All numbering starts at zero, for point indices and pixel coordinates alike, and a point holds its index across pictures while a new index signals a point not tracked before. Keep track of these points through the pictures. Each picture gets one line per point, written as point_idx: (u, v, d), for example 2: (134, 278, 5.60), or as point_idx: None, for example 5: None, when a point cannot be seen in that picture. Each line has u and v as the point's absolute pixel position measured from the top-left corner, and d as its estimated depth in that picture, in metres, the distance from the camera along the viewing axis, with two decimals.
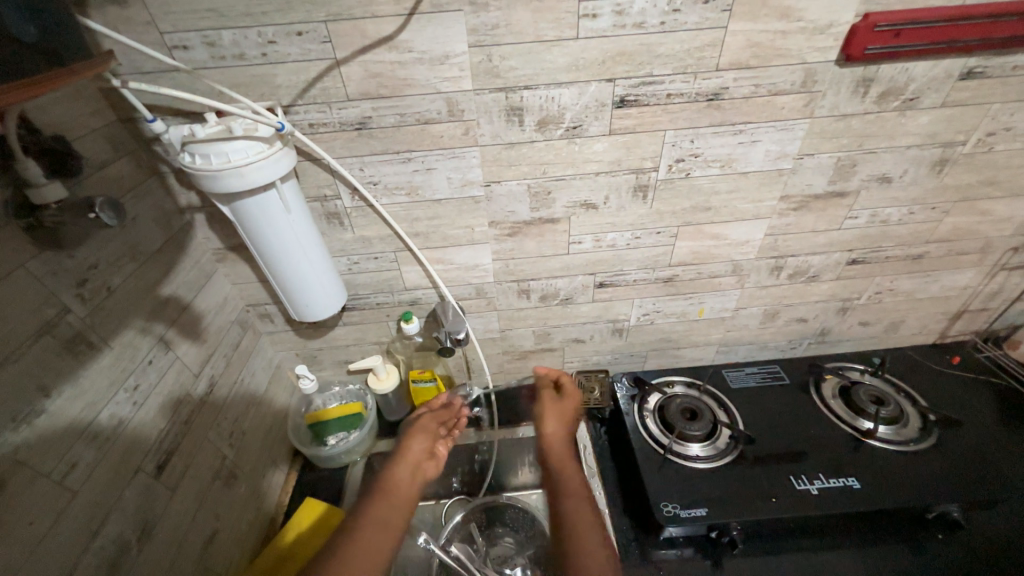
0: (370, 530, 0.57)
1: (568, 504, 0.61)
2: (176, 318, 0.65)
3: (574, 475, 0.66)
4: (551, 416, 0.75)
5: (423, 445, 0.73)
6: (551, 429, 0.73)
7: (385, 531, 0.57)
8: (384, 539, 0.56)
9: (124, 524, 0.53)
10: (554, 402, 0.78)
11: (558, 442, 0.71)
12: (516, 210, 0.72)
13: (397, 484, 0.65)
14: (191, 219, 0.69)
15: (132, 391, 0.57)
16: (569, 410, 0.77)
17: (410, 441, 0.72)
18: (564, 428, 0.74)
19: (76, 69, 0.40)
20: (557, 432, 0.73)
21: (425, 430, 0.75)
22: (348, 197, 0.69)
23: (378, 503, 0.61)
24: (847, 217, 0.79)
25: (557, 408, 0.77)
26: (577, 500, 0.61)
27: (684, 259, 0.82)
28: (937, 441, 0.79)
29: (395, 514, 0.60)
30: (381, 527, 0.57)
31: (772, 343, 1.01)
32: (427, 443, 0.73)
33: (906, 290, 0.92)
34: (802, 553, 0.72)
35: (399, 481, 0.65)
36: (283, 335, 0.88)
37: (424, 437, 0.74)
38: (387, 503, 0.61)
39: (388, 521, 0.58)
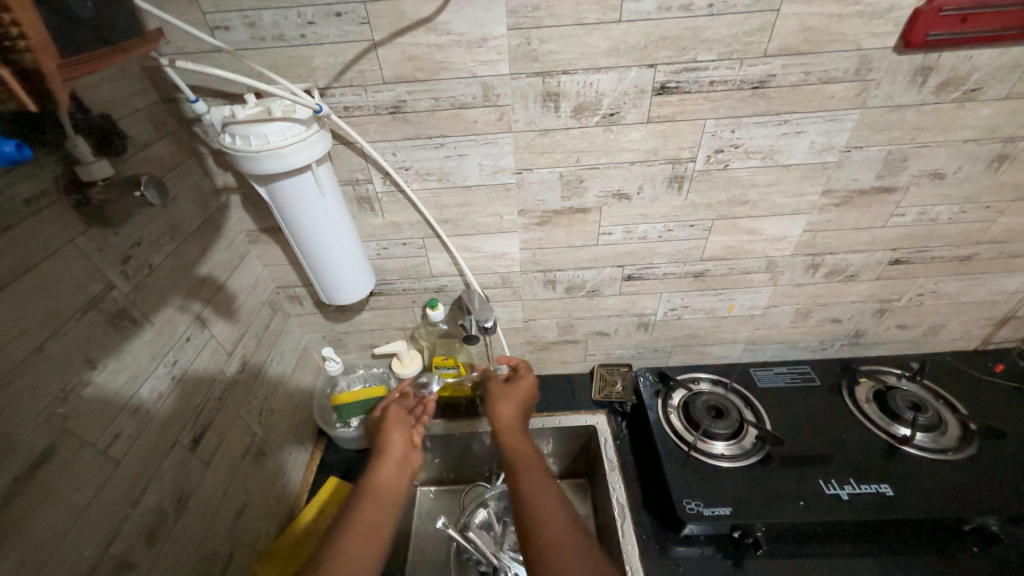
0: (357, 530, 0.56)
1: (523, 478, 0.59)
2: (211, 297, 0.67)
3: (531, 454, 0.64)
4: (506, 400, 0.73)
5: (403, 438, 0.71)
6: (501, 413, 0.72)
7: (375, 530, 0.57)
8: (373, 541, 0.56)
9: (161, 495, 0.55)
10: (503, 385, 0.76)
11: (512, 427, 0.70)
12: (547, 199, 0.71)
13: (383, 485, 0.64)
14: (226, 200, 0.71)
15: (170, 366, 0.59)
16: (520, 394, 0.75)
17: (389, 436, 0.71)
18: (517, 409, 0.73)
19: (124, 48, 0.41)
20: (509, 416, 0.71)
21: (400, 420, 0.73)
22: (380, 182, 0.69)
23: (366, 504, 0.60)
24: (893, 214, 0.75)
25: (505, 392, 0.75)
26: (533, 473, 0.59)
27: (717, 254, 0.80)
28: (978, 451, 0.76)
29: (383, 518, 0.59)
30: (371, 528, 0.57)
31: (802, 343, 0.98)
32: (407, 434, 0.72)
33: (950, 293, 0.88)
34: (827, 557, 0.71)
35: (388, 479, 0.65)
36: (310, 317, 0.89)
37: (402, 428, 0.72)
38: (375, 502, 0.61)
39: (376, 524, 0.58)
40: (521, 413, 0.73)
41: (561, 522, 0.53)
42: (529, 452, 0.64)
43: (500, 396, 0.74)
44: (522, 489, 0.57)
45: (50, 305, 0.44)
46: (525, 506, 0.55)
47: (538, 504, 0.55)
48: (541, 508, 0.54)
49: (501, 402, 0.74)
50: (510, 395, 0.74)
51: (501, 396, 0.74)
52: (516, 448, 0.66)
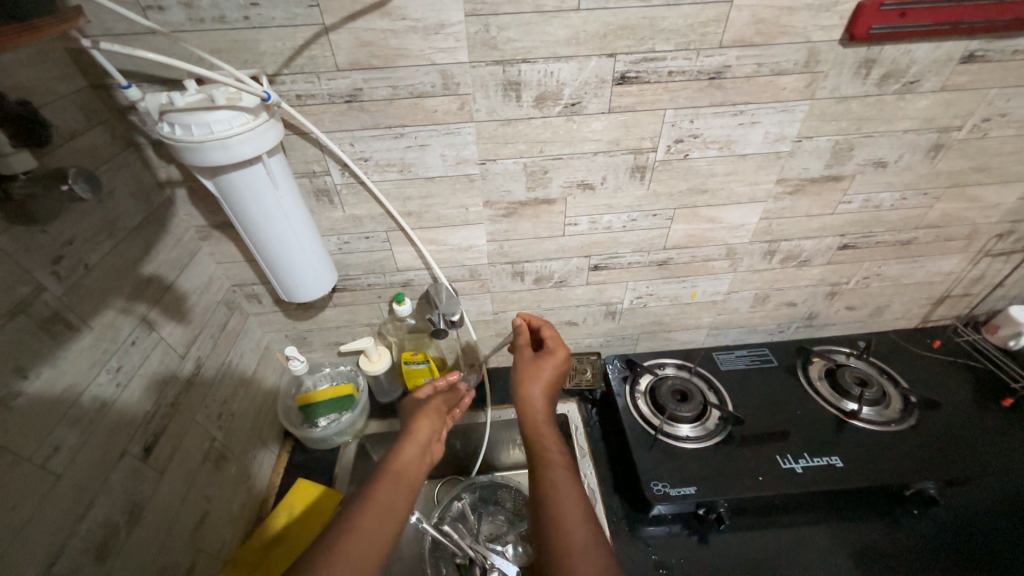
0: (372, 514, 0.55)
1: (552, 477, 0.60)
2: (159, 298, 0.63)
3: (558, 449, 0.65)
4: (532, 381, 0.71)
5: (429, 426, 0.70)
6: (530, 397, 0.70)
7: (392, 511, 0.57)
8: (389, 522, 0.55)
9: (111, 508, 0.52)
10: (532, 365, 0.72)
11: (541, 412, 0.69)
12: (512, 190, 0.71)
13: (403, 466, 0.63)
14: (171, 194, 0.66)
15: (114, 373, 0.55)
16: (547, 374, 0.71)
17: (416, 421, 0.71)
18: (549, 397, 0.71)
19: (36, 26, 0.37)
20: (543, 400, 0.69)
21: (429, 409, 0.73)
22: (338, 174, 0.66)
23: (385, 485, 0.60)
24: (842, 201, 0.79)
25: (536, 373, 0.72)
26: (561, 474, 0.60)
27: (679, 242, 0.82)
28: (917, 421, 0.81)
29: (400, 497, 0.59)
30: (387, 507, 0.57)
31: (761, 327, 1.02)
32: (434, 424, 0.71)
33: (893, 275, 0.94)
34: (784, 527, 0.75)
35: (408, 460, 0.64)
36: (271, 316, 0.86)
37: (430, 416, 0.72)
38: (395, 486, 0.60)
39: (394, 504, 0.58)
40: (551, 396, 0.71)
41: (584, 533, 0.54)
42: (559, 450, 0.64)
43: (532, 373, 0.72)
44: (550, 492, 0.58)
45: None
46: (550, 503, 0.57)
47: (564, 512, 0.56)
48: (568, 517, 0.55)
49: (529, 382, 0.71)
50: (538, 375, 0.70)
51: (527, 374, 0.71)
52: (544, 440, 0.66)
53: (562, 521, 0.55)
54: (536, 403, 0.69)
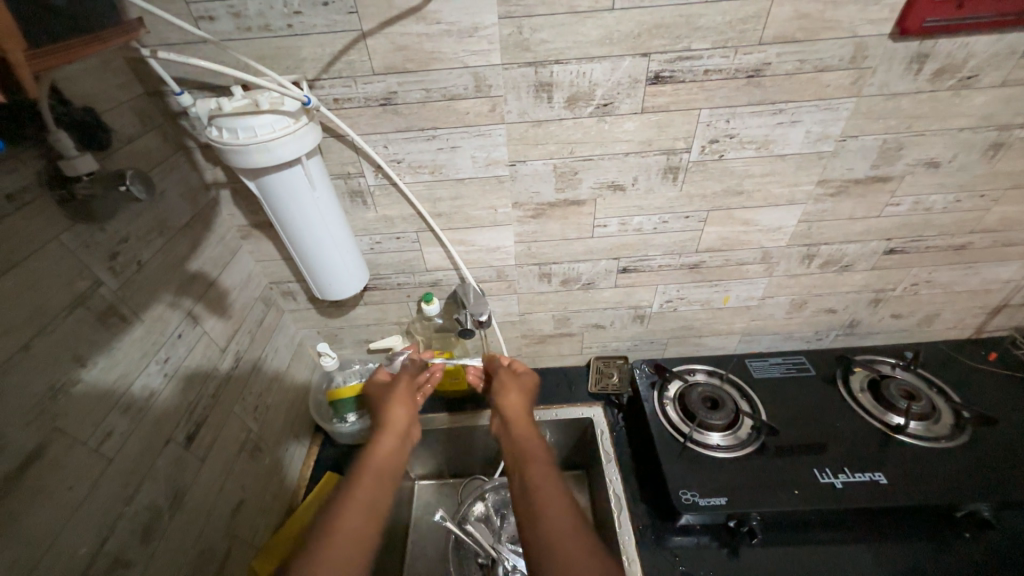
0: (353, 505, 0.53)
1: (531, 468, 0.57)
2: (203, 293, 0.66)
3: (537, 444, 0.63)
4: (513, 391, 0.73)
5: (402, 416, 0.70)
6: (509, 402, 0.71)
7: (373, 503, 0.55)
8: (371, 518, 0.53)
9: (155, 492, 0.55)
10: (511, 377, 0.77)
11: (519, 412, 0.69)
12: (542, 191, 0.70)
13: (381, 459, 0.62)
14: (216, 194, 0.70)
15: (162, 364, 0.58)
16: (524, 388, 0.75)
17: (391, 412, 0.70)
18: (524, 401, 0.72)
19: (100, 39, 0.39)
20: (521, 405, 0.71)
21: (402, 399, 0.73)
22: (372, 175, 0.68)
23: (364, 478, 0.58)
24: (888, 203, 0.75)
25: (515, 383, 0.75)
26: (537, 464, 0.58)
27: (712, 245, 0.80)
28: (971, 438, 0.76)
29: (382, 492, 0.57)
30: (368, 501, 0.55)
31: (798, 334, 0.98)
32: (407, 412, 0.71)
33: (944, 282, 0.88)
34: (821, 544, 0.72)
35: (387, 453, 0.63)
36: (305, 313, 0.88)
37: (404, 406, 0.72)
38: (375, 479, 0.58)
39: (374, 498, 0.56)
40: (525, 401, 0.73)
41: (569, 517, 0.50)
42: (538, 443, 0.63)
43: (505, 385, 0.75)
44: (530, 477, 0.56)
45: (35, 303, 0.44)
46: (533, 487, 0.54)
47: (546, 497, 0.52)
48: (547, 500, 0.52)
49: (505, 393, 0.74)
50: (517, 386, 0.74)
51: (511, 386, 0.74)
52: (521, 436, 0.65)
53: (543, 504, 0.51)
54: (515, 406, 0.71)
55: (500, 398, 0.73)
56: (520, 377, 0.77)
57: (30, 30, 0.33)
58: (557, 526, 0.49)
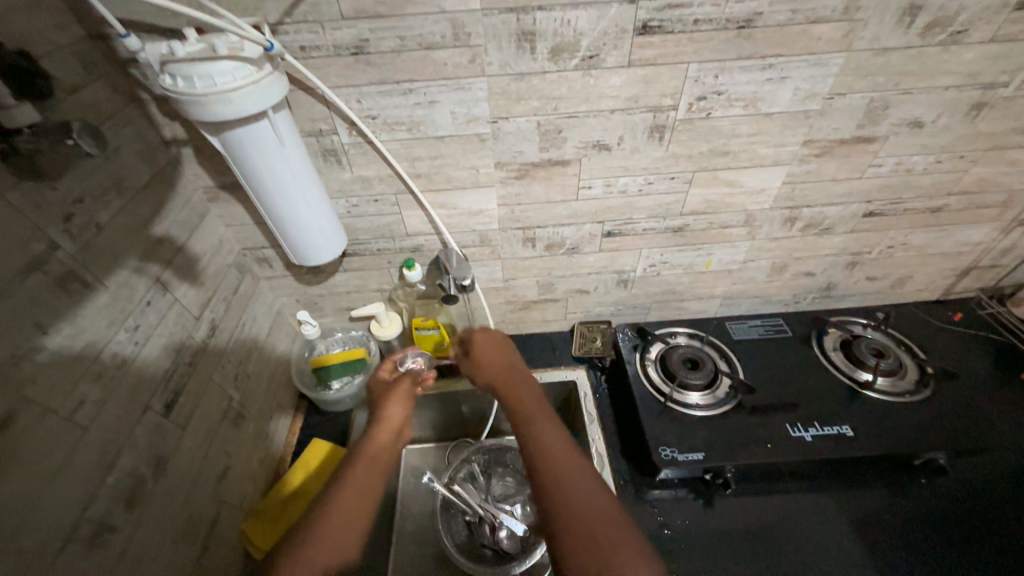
0: (337, 503, 0.56)
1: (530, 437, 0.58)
2: (172, 258, 0.63)
3: (529, 408, 0.63)
4: (485, 354, 0.71)
5: (401, 411, 0.70)
6: (485, 368, 0.70)
7: (361, 496, 0.58)
8: (361, 513, 0.56)
9: (137, 460, 0.54)
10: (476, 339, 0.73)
11: (499, 376, 0.69)
12: (525, 151, 0.68)
13: (374, 453, 0.64)
14: (177, 153, 0.65)
15: (133, 331, 0.56)
16: (496, 350, 0.72)
17: (387, 410, 0.70)
18: (502, 362, 0.70)
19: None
20: (500, 368, 0.69)
21: (402, 395, 0.73)
22: (346, 133, 0.64)
23: (356, 470, 0.61)
24: (871, 164, 0.75)
25: (484, 346, 0.72)
26: (544, 429, 0.59)
27: (696, 208, 0.79)
28: (933, 393, 0.80)
29: (372, 484, 0.60)
30: (358, 493, 0.58)
31: (776, 297, 1.00)
32: (406, 405, 0.71)
33: (918, 244, 0.90)
34: (791, 493, 0.76)
35: (380, 446, 0.65)
36: (282, 280, 0.86)
37: (402, 400, 0.72)
38: (364, 474, 0.60)
39: (364, 490, 0.58)
40: (505, 354, 0.72)
41: (579, 483, 0.53)
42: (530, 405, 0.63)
43: (477, 351, 0.72)
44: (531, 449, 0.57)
45: None
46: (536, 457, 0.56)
47: (555, 468, 0.54)
48: (566, 468, 0.54)
49: (478, 360, 0.71)
50: (486, 351, 0.71)
51: (482, 351, 0.71)
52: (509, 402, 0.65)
53: (555, 476, 0.54)
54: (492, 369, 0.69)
55: (473, 363, 0.71)
56: (487, 339, 0.73)
57: None
58: (571, 493, 0.52)
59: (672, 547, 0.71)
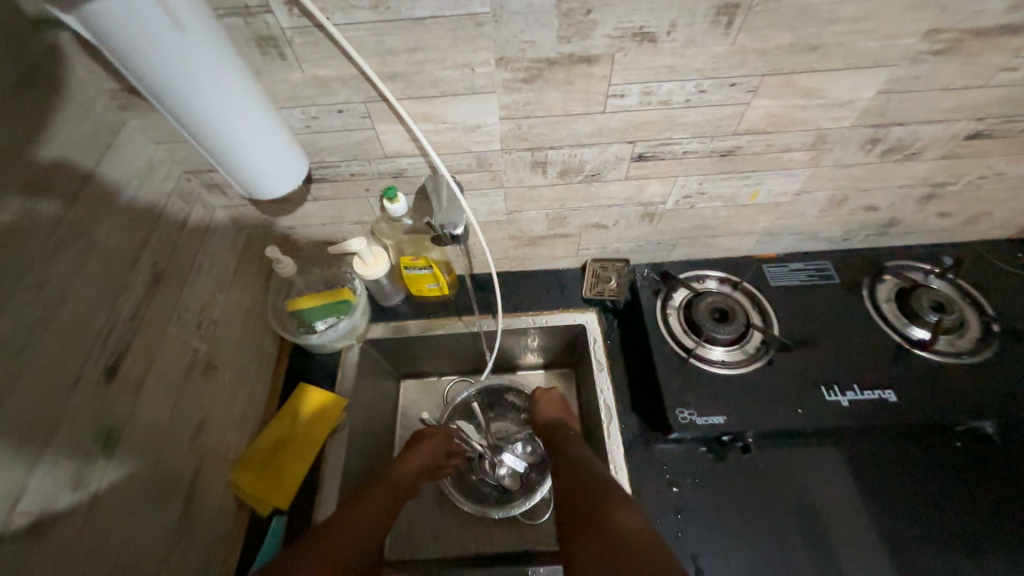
0: (344, 520, 0.64)
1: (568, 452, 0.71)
2: (78, 192, 0.49)
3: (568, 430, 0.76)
4: (547, 406, 0.82)
5: (426, 456, 0.78)
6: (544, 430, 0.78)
7: (368, 520, 0.65)
8: (369, 535, 0.64)
9: (79, 436, 0.47)
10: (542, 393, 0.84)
11: (548, 418, 0.79)
12: (537, 40, 0.49)
13: (398, 478, 0.73)
14: (58, 41, 0.47)
15: (38, 288, 0.44)
16: (552, 398, 0.83)
17: (414, 451, 0.78)
18: (558, 406, 0.82)
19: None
20: (555, 412, 0.80)
21: (433, 437, 0.82)
22: (283, 11, 0.45)
23: (374, 491, 0.70)
24: (1004, 67, 0.55)
25: (544, 399, 0.83)
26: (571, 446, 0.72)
27: (755, 125, 0.61)
28: (995, 354, 0.70)
29: (371, 525, 0.65)
30: (362, 527, 0.64)
31: (824, 234, 0.86)
32: (433, 452, 0.80)
33: (1017, 174, 0.73)
34: (813, 453, 0.70)
35: (403, 477, 0.74)
36: (242, 210, 0.72)
37: (430, 449, 0.80)
38: (385, 491, 0.71)
39: (365, 525, 0.65)
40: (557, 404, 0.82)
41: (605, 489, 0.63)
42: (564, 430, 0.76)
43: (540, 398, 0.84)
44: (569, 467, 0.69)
45: None
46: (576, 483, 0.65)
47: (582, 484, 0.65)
48: (579, 463, 0.68)
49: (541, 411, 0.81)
50: (546, 398, 0.83)
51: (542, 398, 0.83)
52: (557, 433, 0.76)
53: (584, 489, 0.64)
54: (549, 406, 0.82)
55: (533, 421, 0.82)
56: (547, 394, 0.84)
57: None
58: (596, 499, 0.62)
59: (681, 505, 0.68)
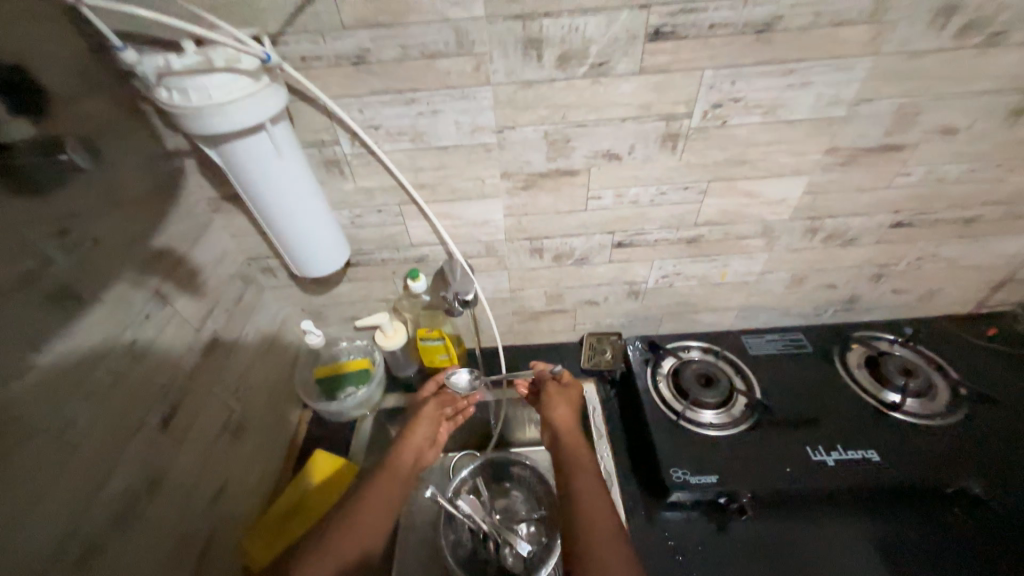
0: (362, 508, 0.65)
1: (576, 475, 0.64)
2: (171, 272, 0.62)
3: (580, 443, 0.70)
4: (561, 403, 0.76)
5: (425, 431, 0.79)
6: (558, 418, 0.74)
7: (379, 509, 0.66)
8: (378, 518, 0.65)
9: (130, 477, 0.53)
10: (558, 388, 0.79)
11: (567, 423, 0.74)
12: (531, 160, 0.66)
13: (400, 463, 0.73)
14: (181, 164, 0.64)
15: (129, 346, 0.54)
16: (572, 396, 0.78)
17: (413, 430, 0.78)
18: (572, 411, 0.76)
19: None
20: (571, 413, 0.75)
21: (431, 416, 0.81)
22: (348, 143, 0.63)
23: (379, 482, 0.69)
24: (899, 174, 0.71)
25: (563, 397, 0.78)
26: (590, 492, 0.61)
27: (711, 218, 0.76)
28: (966, 417, 0.75)
29: (384, 503, 0.67)
30: (376, 508, 0.65)
31: (796, 310, 0.96)
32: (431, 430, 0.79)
33: (949, 256, 0.85)
34: (812, 519, 0.72)
35: (402, 461, 0.73)
36: (286, 289, 0.85)
37: (427, 424, 0.80)
38: (388, 482, 0.69)
39: (379, 506, 0.66)
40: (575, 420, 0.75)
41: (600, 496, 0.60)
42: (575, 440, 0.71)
43: (557, 395, 0.78)
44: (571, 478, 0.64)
45: None
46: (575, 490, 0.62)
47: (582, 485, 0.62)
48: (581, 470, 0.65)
49: (554, 406, 0.76)
50: (567, 399, 0.77)
51: (555, 397, 0.78)
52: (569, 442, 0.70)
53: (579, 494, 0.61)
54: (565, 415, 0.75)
55: (546, 410, 0.76)
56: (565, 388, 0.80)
57: None
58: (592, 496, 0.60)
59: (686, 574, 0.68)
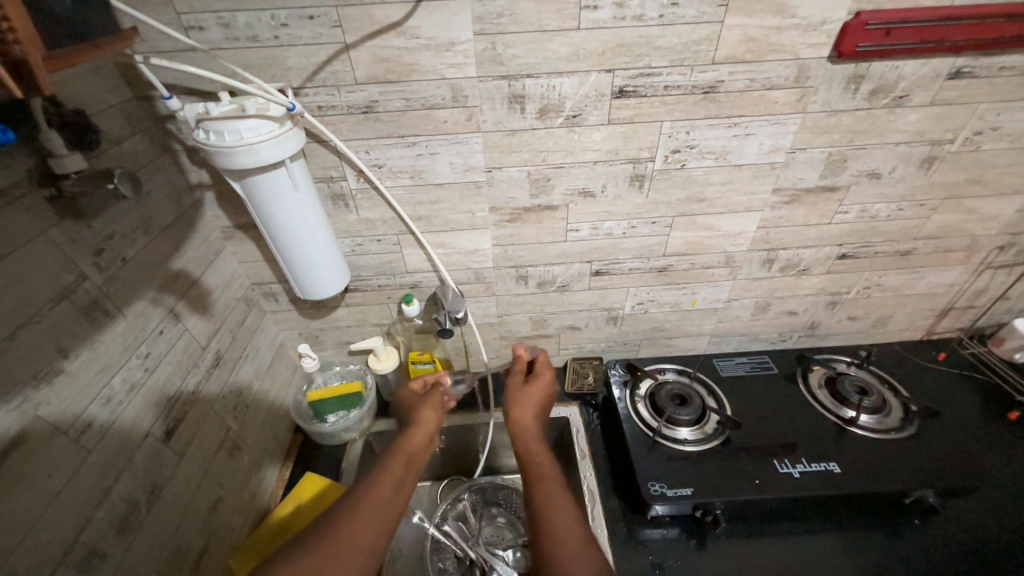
0: (381, 486, 0.60)
1: (534, 486, 0.60)
2: (185, 292, 0.67)
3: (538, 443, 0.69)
4: (521, 401, 0.76)
5: (432, 418, 0.76)
6: (519, 415, 0.73)
7: (401, 487, 0.61)
8: (398, 500, 0.59)
9: (133, 485, 0.55)
10: (522, 387, 0.78)
11: (526, 423, 0.72)
12: (517, 197, 0.74)
13: (412, 448, 0.69)
14: (201, 196, 0.71)
15: (143, 359, 0.59)
16: (537, 393, 0.77)
17: (421, 416, 0.76)
18: (535, 408, 0.75)
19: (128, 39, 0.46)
20: (534, 413, 0.74)
21: (433, 403, 0.79)
22: (354, 180, 0.71)
23: (391, 462, 0.65)
24: (838, 211, 0.81)
25: (525, 395, 0.77)
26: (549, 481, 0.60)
27: (678, 250, 0.84)
28: (917, 431, 0.81)
29: (406, 478, 0.63)
30: (395, 485, 0.61)
31: (763, 335, 1.03)
32: (435, 416, 0.77)
33: (894, 285, 0.95)
34: (784, 533, 0.75)
35: (412, 445, 0.70)
36: (286, 314, 0.90)
37: (432, 410, 0.78)
38: (402, 463, 0.65)
39: (400, 482, 0.62)
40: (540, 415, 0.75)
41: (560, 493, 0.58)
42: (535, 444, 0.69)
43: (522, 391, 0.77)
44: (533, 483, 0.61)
45: (21, 295, 0.44)
46: (535, 496, 0.58)
47: (542, 486, 0.59)
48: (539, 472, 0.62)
49: (516, 404, 0.75)
50: (528, 396, 0.76)
51: (517, 394, 0.77)
52: (528, 447, 0.68)
53: (549, 495, 0.58)
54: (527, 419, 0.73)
55: (508, 408, 0.75)
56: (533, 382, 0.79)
57: (75, 32, 0.38)
58: (553, 496, 0.58)
59: None
